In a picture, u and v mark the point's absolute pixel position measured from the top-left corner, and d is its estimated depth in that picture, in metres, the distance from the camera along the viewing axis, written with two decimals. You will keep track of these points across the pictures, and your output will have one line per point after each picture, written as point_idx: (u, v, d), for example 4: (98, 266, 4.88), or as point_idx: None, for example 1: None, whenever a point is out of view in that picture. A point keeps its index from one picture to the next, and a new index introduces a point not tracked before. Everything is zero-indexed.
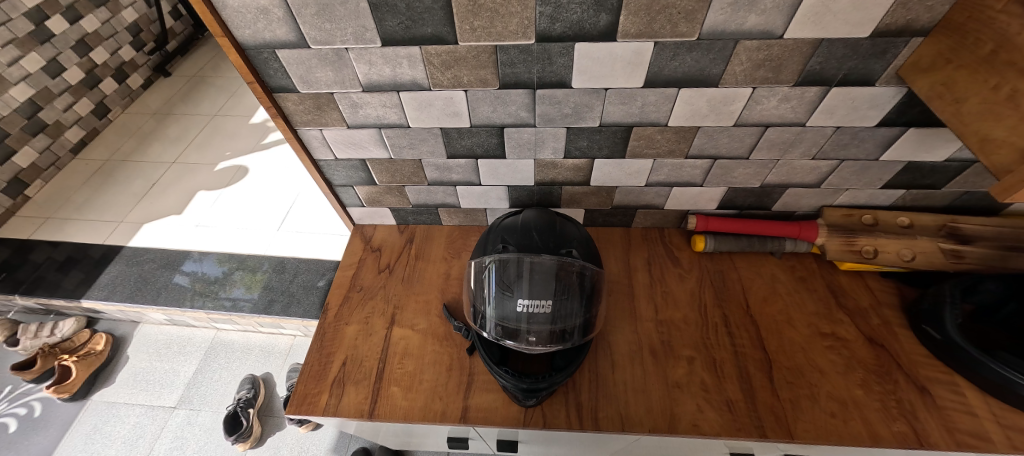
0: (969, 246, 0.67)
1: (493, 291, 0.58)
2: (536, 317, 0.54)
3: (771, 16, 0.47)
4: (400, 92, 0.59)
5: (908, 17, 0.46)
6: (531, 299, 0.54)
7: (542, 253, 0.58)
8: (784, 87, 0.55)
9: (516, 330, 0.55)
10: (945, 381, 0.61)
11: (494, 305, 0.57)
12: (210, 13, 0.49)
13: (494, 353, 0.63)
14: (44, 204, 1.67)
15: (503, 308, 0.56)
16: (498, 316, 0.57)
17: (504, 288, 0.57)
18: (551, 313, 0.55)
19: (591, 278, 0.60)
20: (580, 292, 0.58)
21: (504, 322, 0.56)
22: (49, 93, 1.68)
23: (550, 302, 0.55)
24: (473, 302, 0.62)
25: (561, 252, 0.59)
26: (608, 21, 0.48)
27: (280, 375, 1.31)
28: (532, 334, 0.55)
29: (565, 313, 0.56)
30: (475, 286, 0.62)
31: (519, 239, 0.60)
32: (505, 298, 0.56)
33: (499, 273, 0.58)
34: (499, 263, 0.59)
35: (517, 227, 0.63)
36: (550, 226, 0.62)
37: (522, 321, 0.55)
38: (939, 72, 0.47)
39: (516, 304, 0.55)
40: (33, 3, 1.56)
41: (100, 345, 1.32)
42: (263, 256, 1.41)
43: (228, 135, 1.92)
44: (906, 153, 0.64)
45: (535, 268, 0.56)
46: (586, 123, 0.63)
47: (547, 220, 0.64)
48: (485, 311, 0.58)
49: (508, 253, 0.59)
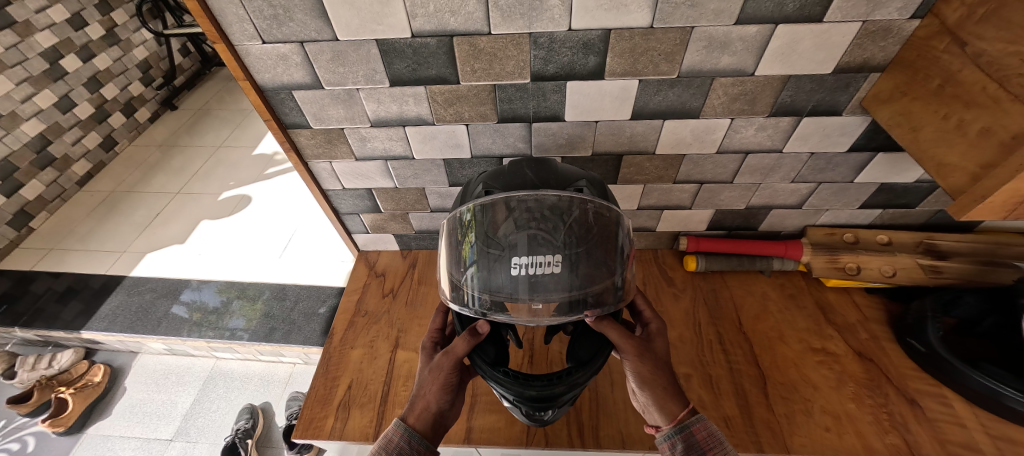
0: (946, 261, 0.71)
1: (479, 256, 0.47)
2: (540, 281, 0.43)
3: (743, 56, 0.52)
4: (405, 127, 0.64)
5: (865, 56, 0.52)
6: (530, 257, 0.43)
7: (541, 189, 0.47)
8: (760, 117, 0.60)
9: (513, 301, 0.44)
10: (933, 393, 0.63)
11: (479, 271, 0.46)
12: (235, 60, 0.54)
13: (489, 353, 0.48)
14: (48, 236, 1.69)
15: (492, 275, 0.45)
16: (486, 285, 0.45)
17: (493, 247, 0.45)
18: (562, 274, 0.43)
19: (608, 222, 0.49)
20: (595, 240, 0.46)
21: (495, 292, 0.45)
22: (58, 128, 1.75)
23: (559, 258, 0.43)
24: (453, 273, 0.51)
25: (565, 189, 0.48)
26: (596, 62, 0.53)
27: (280, 404, 1.30)
28: (538, 304, 0.44)
29: (579, 271, 0.44)
30: (454, 249, 0.51)
31: (506, 182, 0.49)
32: (496, 261, 0.45)
33: (485, 230, 0.47)
34: (481, 213, 0.48)
35: (503, 170, 0.51)
36: (546, 164, 0.51)
37: (521, 289, 0.44)
38: (897, 103, 0.52)
39: (510, 268, 0.44)
40: (50, 43, 1.66)
41: (98, 376, 1.31)
42: (265, 283, 1.42)
43: (232, 165, 1.97)
44: (878, 175, 0.68)
45: (532, 214, 0.46)
46: (580, 153, 0.68)
47: (541, 160, 0.52)
48: (468, 282, 0.47)
49: (493, 199, 0.48)
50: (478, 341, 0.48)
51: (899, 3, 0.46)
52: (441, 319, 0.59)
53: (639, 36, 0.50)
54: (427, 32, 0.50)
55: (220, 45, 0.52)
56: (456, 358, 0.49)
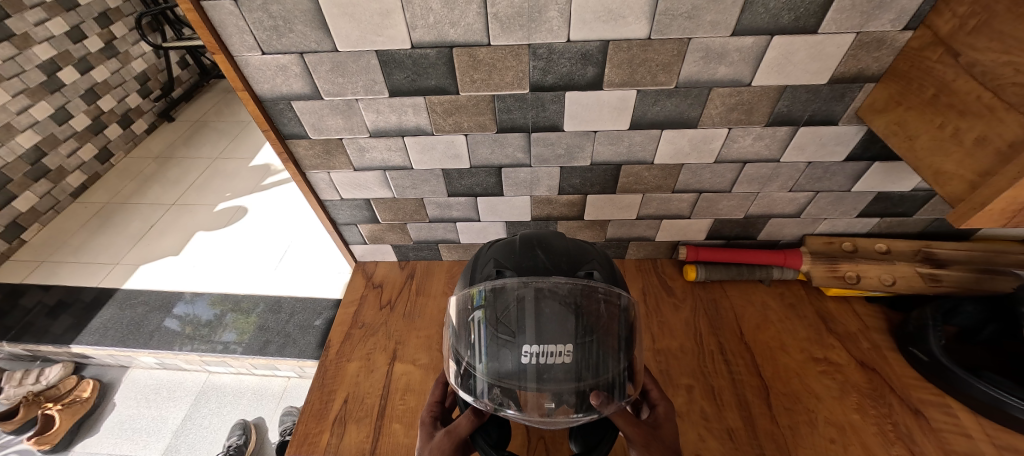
0: (945, 269, 0.71)
1: (486, 340, 0.45)
2: (551, 369, 0.41)
3: (739, 67, 0.53)
4: (404, 137, 0.64)
5: (859, 66, 0.53)
6: (540, 345, 0.41)
7: (554, 274, 0.46)
8: (757, 127, 0.61)
9: (520, 391, 0.42)
10: (937, 403, 0.62)
11: (485, 357, 0.44)
12: (234, 70, 0.54)
13: (492, 435, 0.48)
14: (40, 248, 1.67)
15: (499, 362, 0.43)
16: (492, 373, 0.43)
17: (501, 329, 0.44)
18: (572, 363, 0.41)
19: (618, 307, 0.48)
20: (606, 329, 0.45)
21: (502, 381, 0.43)
22: (54, 139, 1.74)
23: (569, 348, 0.41)
24: (458, 353, 0.49)
25: (577, 273, 0.47)
26: (595, 73, 0.54)
27: (273, 419, 1.27)
28: (545, 397, 0.42)
29: (590, 362, 0.42)
30: (460, 325, 0.50)
31: (517, 262, 0.48)
32: (504, 345, 0.43)
33: (493, 311, 0.45)
34: (490, 294, 0.47)
35: (513, 246, 0.51)
36: (558, 242, 0.50)
37: (530, 378, 0.41)
38: (892, 112, 0.52)
39: (519, 355, 0.42)
40: (48, 55, 1.67)
41: (87, 392, 1.27)
42: (259, 296, 1.41)
43: (229, 176, 1.96)
44: (875, 184, 0.69)
45: (542, 298, 0.44)
46: (579, 163, 0.68)
47: (552, 236, 0.51)
48: (475, 367, 0.45)
49: (504, 280, 0.47)
50: (482, 421, 0.48)
51: (892, 15, 0.47)
52: (440, 390, 0.56)
53: (637, 47, 0.51)
54: (427, 43, 0.51)
55: (220, 56, 0.52)
56: (458, 439, 0.46)
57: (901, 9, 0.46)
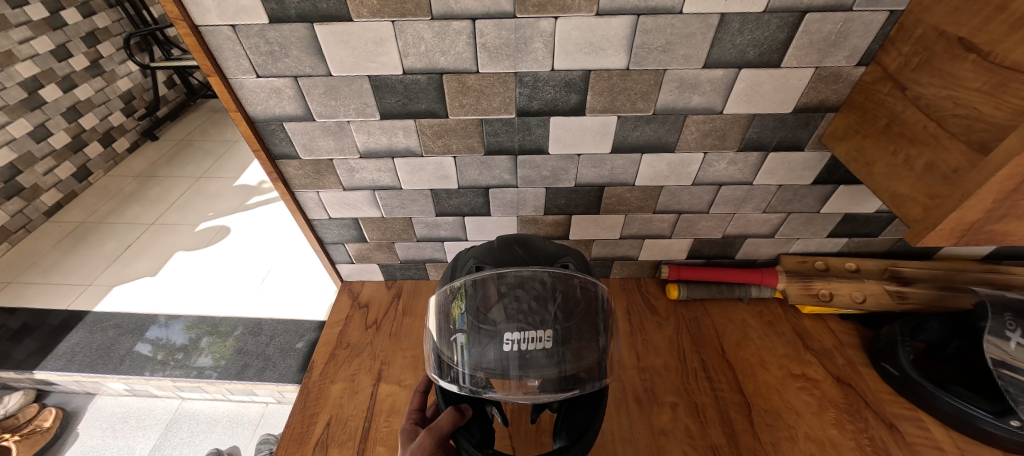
0: (911, 287, 0.75)
1: (468, 331, 0.45)
2: (530, 357, 0.42)
3: (711, 96, 0.57)
4: (394, 158, 0.66)
5: (820, 97, 0.57)
6: (521, 332, 0.43)
7: (530, 265, 0.48)
8: (731, 152, 0.64)
9: (502, 378, 0.43)
10: (909, 417, 0.64)
11: (468, 347, 0.45)
12: (228, 92, 0.56)
13: (475, 434, 0.47)
14: (7, 268, 1.60)
15: (483, 352, 0.43)
16: (475, 363, 0.44)
17: (483, 321, 0.45)
18: (552, 348, 0.43)
19: (594, 297, 0.50)
20: (583, 316, 0.47)
21: (484, 369, 0.43)
22: (31, 157, 1.70)
23: (550, 334, 0.43)
24: (439, 350, 0.50)
25: (552, 265, 0.49)
26: (578, 100, 0.57)
27: (250, 446, 1.21)
28: (529, 380, 0.43)
29: (570, 345, 0.44)
30: (442, 319, 0.51)
31: (496, 256, 0.50)
32: (484, 335, 0.44)
33: (473, 303, 0.46)
34: (471, 287, 0.48)
35: (493, 244, 0.52)
36: (534, 240, 0.52)
37: (512, 365, 0.42)
38: (852, 140, 0.56)
39: (502, 344, 0.43)
40: (31, 73, 1.66)
41: (48, 421, 1.21)
42: (238, 318, 1.37)
43: (211, 196, 1.93)
44: (842, 205, 0.73)
45: (518, 290, 0.45)
46: (563, 184, 0.70)
47: (528, 235, 0.54)
48: (456, 359, 0.46)
49: (483, 273, 0.48)
50: (464, 421, 0.48)
51: (846, 52, 0.52)
52: (420, 399, 0.58)
53: (617, 76, 0.54)
54: (418, 69, 0.53)
55: (214, 78, 0.54)
56: (439, 436, 0.46)
57: (853, 47, 0.51)
